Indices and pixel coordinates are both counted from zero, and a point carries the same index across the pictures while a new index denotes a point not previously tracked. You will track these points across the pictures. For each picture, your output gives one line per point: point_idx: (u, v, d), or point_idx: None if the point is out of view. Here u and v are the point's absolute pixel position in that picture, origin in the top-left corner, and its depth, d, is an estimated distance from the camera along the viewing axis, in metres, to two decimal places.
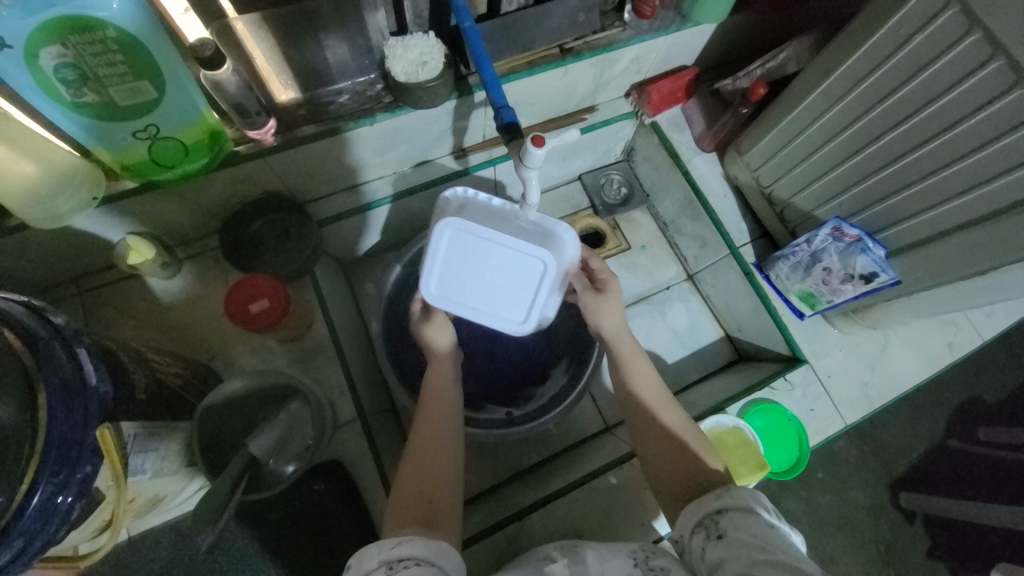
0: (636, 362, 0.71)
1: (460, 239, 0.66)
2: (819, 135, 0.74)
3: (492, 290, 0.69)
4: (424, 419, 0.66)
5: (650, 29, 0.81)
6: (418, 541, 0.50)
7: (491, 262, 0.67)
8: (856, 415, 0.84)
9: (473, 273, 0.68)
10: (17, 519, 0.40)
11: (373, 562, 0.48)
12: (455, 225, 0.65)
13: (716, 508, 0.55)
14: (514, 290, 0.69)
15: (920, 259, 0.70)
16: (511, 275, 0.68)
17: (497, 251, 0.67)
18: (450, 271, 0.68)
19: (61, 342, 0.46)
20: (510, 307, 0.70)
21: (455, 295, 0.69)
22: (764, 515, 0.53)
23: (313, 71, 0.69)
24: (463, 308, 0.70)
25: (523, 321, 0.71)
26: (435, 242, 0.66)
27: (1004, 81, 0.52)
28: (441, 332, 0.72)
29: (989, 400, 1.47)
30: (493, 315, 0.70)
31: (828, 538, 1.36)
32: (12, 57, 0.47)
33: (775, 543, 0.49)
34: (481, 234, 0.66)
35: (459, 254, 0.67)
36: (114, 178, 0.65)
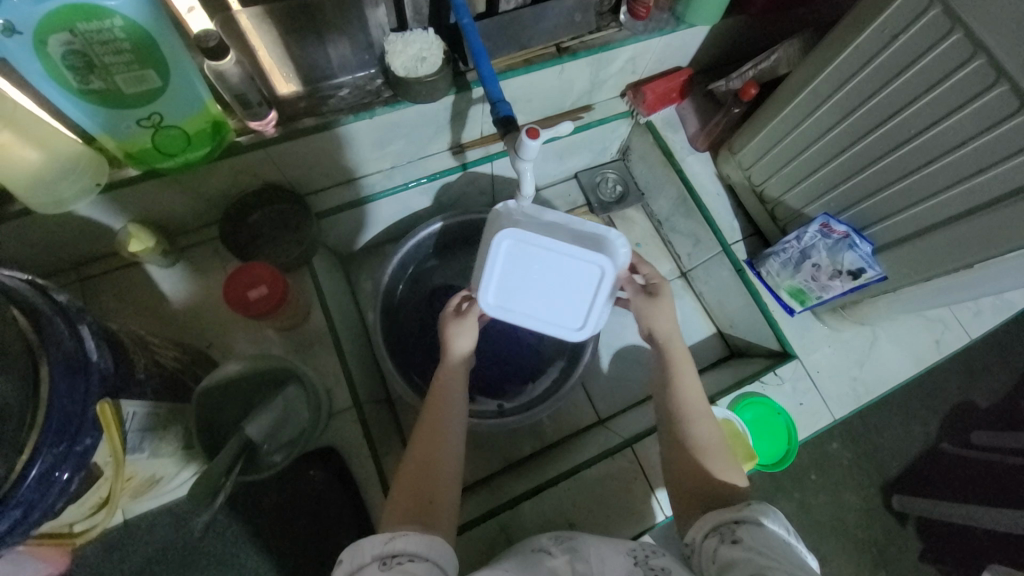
0: (686, 372, 0.68)
1: (517, 250, 0.66)
2: (809, 134, 0.76)
3: (549, 297, 0.70)
4: (426, 422, 0.64)
5: (645, 30, 0.83)
6: (413, 537, 0.49)
7: (549, 272, 0.67)
8: (845, 410, 0.86)
9: (530, 282, 0.68)
10: (17, 487, 0.41)
11: (366, 557, 0.48)
12: (511, 237, 0.64)
13: (735, 518, 0.53)
14: (571, 298, 0.69)
15: (905, 255, 0.71)
16: (570, 283, 0.68)
17: (555, 260, 0.66)
18: (508, 281, 0.69)
19: (64, 319, 0.47)
20: (568, 313, 0.71)
21: (514, 302, 0.71)
22: (782, 533, 0.51)
23: (315, 65, 0.71)
24: (521, 315, 0.71)
25: (581, 327, 0.71)
26: (492, 254, 0.66)
27: (986, 77, 0.54)
28: (462, 335, 0.70)
29: (982, 405, 1.48)
30: (551, 321, 0.72)
31: (821, 539, 1.37)
32: (21, 43, 0.48)
33: (791, 560, 0.47)
34: (539, 245, 0.65)
35: (516, 266, 0.67)
36: (117, 165, 0.66)
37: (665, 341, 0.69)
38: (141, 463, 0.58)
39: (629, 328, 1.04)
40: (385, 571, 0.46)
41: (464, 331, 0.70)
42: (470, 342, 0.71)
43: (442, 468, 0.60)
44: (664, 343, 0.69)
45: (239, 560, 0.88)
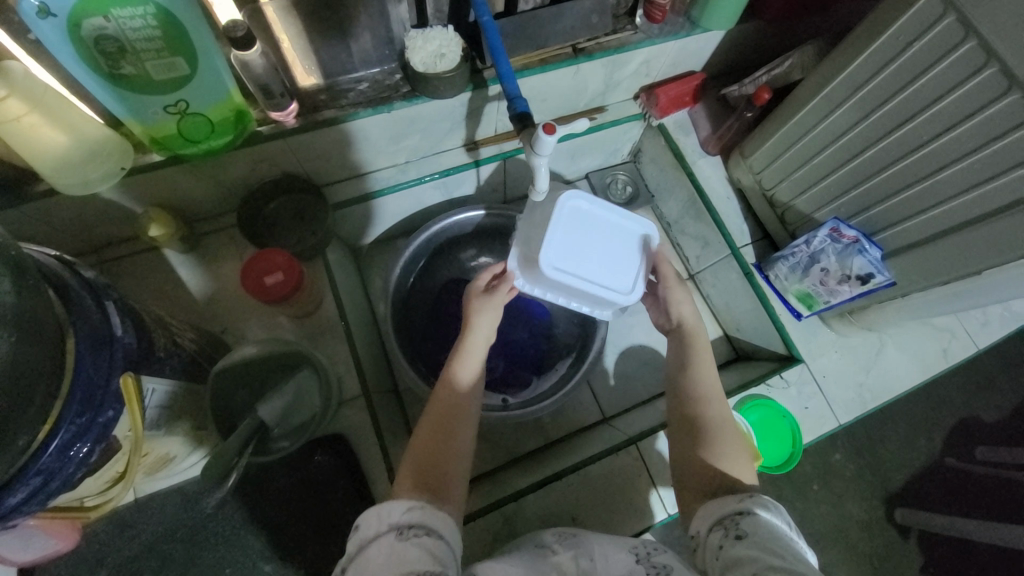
0: (702, 358, 0.71)
1: (578, 206, 0.69)
2: (821, 139, 0.77)
3: (607, 259, 0.70)
4: (440, 396, 0.64)
5: (660, 33, 0.84)
6: (428, 511, 0.50)
7: (608, 233, 0.71)
8: (850, 416, 0.86)
9: (590, 241, 0.69)
10: (39, 456, 0.42)
11: (382, 525, 0.49)
12: (579, 193, 0.68)
13: (739, 510, 0.53)
14: (625, 260, 0.71)
15: (914, 261, 0.72)
16: (623, 245, 0.72)
17: (612, 223, 0.71)
18: (571, 238, 0.68)
19: (90, 295, 0.49)
20: (623, 276, 0.71)
21: (575, 261, 0.68)
22: (784, 529, 0.51)
23: (337, 59, 0.72)
24: (581, 276, 0.68)
25: (635, 291, 0.71)
26: (558, 208, 0.68)
27: (998, 86, 0.54)
28: (483, 314, 0.70)
29: (988, 420, 1.47)
30: (607, 286, 0.70)
31: (822, 549, 1.36)
32: (56, 27, 0.50)
33: (794, 557, 0.47)
34: (601, 204, 0.70)
35: (576, 223, 0.69)
36: (142, 151, 0.68)
37: (690, 328, 0.75)
38: (157, 440, 0.59)
39: (635, 328, 1.04)
40: (402, 540, 0.48)
41: (485, 310, 0.70)
42: (492, 322, 0.71)
43: (454, 440, 0.61)
44: (688, 329, 0.75)
45: (243, 547, 0.89)
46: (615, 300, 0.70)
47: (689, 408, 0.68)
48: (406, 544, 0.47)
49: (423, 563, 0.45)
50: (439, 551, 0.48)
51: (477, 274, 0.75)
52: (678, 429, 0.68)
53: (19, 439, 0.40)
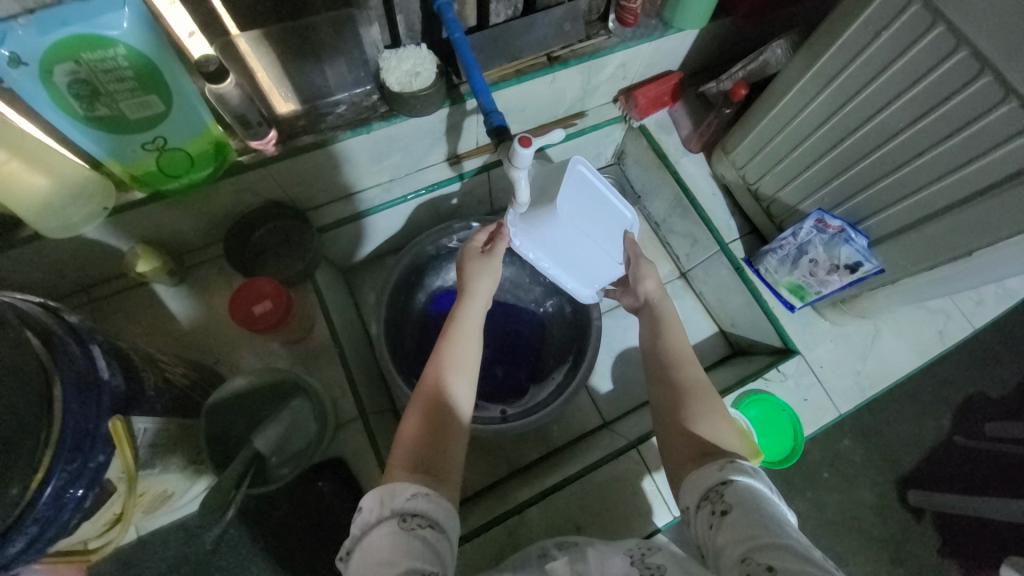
0: (673, 328, 0.74)
1: (582, 178, 0.74)
2: (799, 131, 0.77)
3: (603, 226, 0.78)
4: (432, 379, 0.62)
5: (634, 36, 0.85)
6: (432, 499, 0.50)
7: (602, 205, 0.78)
8: (850, 404, 0.86)
9: (591, 208, 0.76)
10: (33, 505, 0.42)
11: (386, 510, 0.48)
12: (586, 162, 0.73)
13: (722, 480, 0.52)
14: (614, 231, 0.80)
15: (902, 245, 0.72)
16: (611, 220, 0.80)
17: (602, 199, 0.78)
18: (578, 201, 0.73)
19: (76, 339, 0.49)
20: (612, 245, 0.80)
21: (582, 221, 0.74)
22: (766, 491, 0.51)
23: (312, 84, 0.73)
24: (585, 234, 0.76)
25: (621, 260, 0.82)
26: (569, 173, 0.71)
27: (970, 68, 0.54)
28: (483, 276, 0.73)
29: (994, 396, 1.46)
30: (601, 248, 0.79)
31: (836, 538, 1.35)
32: (28, 74, 0.50)
33: (779, 525, 0.47)
34: (599, 178, 0.76)
35: (580, 192, 0.74)
36: (123, 189, 0.68)
37: (657, 302, 0.78)
38: (153, 478, 0.58)
39: (630, 330, 1.04)
40: (404, 529, 0.47)
41: (484, 271, 0.73)
42: (490, 283, 0.74)
43: (453, 415, 0.60)
44: (657, 304, 0.77)
45: None
46: (607, 264, 0.81)
47: (667, 372, 0.68)
48: (407, 533, 0.46)
49: (425, 561, 0.44)
50: (438, 540, 0.47)
51: (474, 235, 0.79)
52: (660, 391, 0.67)
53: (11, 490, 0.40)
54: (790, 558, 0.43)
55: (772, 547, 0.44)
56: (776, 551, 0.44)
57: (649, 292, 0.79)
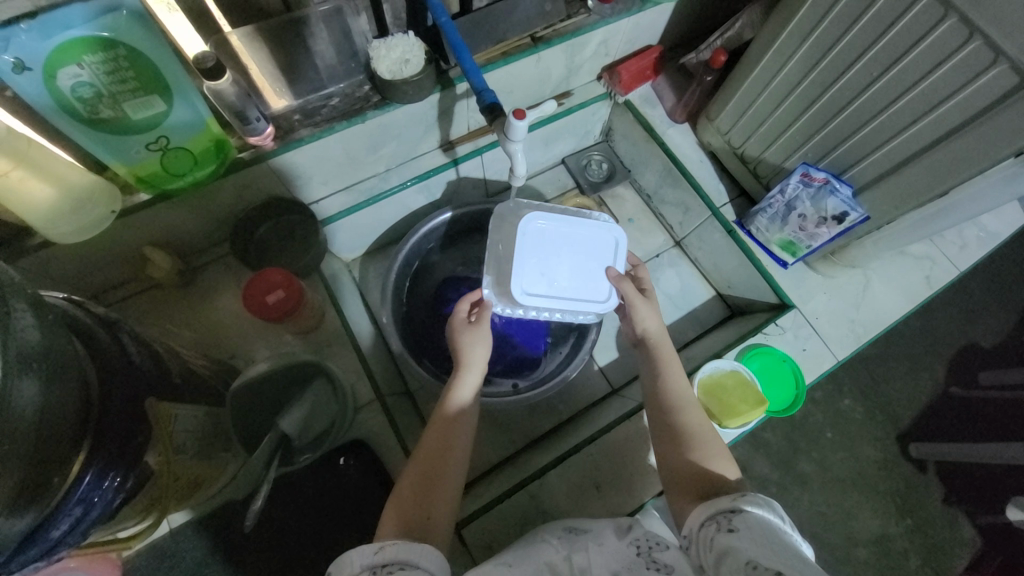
0: (670, 366, 0.73)
1: (539, 230, 0.73)
2: (780, 90, 0.80)
3: (581, 270, 0.75)
4: (429, 446, 0.64)
5: (613, 11, 0.87)
6: (398, 548, 0.51)
7: (573, 246, 0.75)
8: (847, 351, 0.89)
9: (561, 256, 0.74)
10: (73, 491, 0.44)
11: (356, 568, 0.49)
12: (538, 215, 0.73)
13: (732, 507, 0.55)
14: (598, 269, 0.76)
15: (884, 191, 0.75)
16: (588, 258, 0.75)
17: (572, 237, 0.75)
18: (540, 260, 0.73)
19: (105, 331, 0.51)
20: (593, 288, 0.75)
21: (547, 283, 0.73)
22: (778, 522, 0.53)
23: (306, 77, 0.74)
24: (555, 297, 0.72)
25: (607, 299, 0.75)
26: (519, 238, 0.72)
27: (935, 12, 0.57)
28: (475, 344, 0.71)
29: (986, 346, 1.51)
30: (580, 298, 0.74)
31: (844, 495, 1.39)
32: (33, 79, 0.51)
33: (786, 549, 0.48)
34: (561, 221, 0.74)
35: (537, 248, 0.73)
36: (129, 192, 0.69)
37: (655, 339, 0.75)
38: (187, 464, 0.60)
39: None
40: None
41: (478, 339, 0.71)
42: (484, 351, 0.72)
43: (446, 481, 0.62)
44: (656, 341, 0.75)
45: None
46: (598, 309, 0.75)
47: (669, 415, 0.70)
48: None
49: None
50: None
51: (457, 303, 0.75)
52: (661, 436, 0.70)
53: (56, 476, 0.42)
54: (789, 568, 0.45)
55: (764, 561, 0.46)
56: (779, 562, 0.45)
57: (649, 330, 0.75)
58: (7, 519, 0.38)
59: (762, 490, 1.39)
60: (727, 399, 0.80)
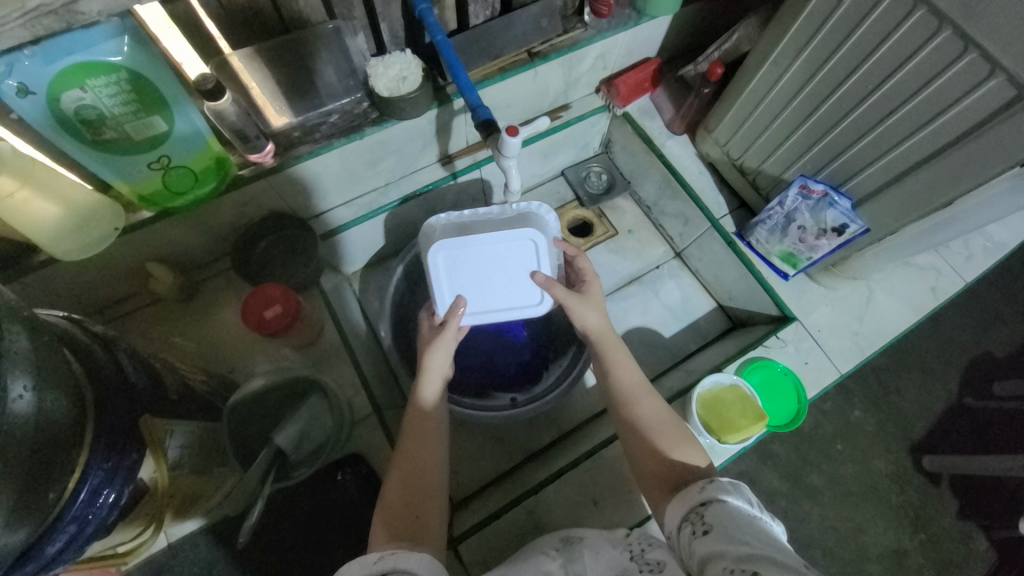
0: (617, 359, 0.75)
1: (453, 256, 0.75)
2: (777, 102, 0.80)
3: (508, 283, 0.78)
4: (407, 448, 0.66)
5: (609, 26, 0.88)
6: (400, 556, 0.52)
7: (491, 260, 0.76)
8: (850, 363, 0.88)
9: (484, 275, 0.77)
10: (69, 506, 0.45)
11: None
12: (446, 244, 0.73)
13: (700, 502, 0.56)
14: (524, 277, 0.77)
15: (884, 203, 0.74)
16: (509, 268, 0.77)
17: (489, 252, 0.75)
18: (461, 282, 0.77)
19: (103, 348, 0.52)
20: (524, 294, 0.79)
21: (480, 302, 0.79)
22: (746, 507, 0.54)
23: (305, 95, 0.76)
24: (491, 312, 0.80)
25: (542, 300, 0.80)
26: (434, 269, 0.75)
27: (930, 24, 0.57)
28: (437, 353, 0.72)
29: (1000, 355, 1.48)
30: (515, 307, 0.80)
31: (855, 509, 1.36)
32: (36, 102, 0.53)
33: (757, 535, 0.49)
34: (471, 242, 0.74)
35: (456, 272, 0.76)
36: (132, 209, 0.71)
37: (597, 336, 0.76)
38: (183, 478, 0.60)
39: (631, 311, 1.08)
40: None
41: (440, 348, 0.72)
42: (444, 359, 0.73)
43: (428, 481, 0.64)
44: (597, 339, 0.76)
45: None
46: (528, 313, 0.81)
47: (625, 409, 0.71)
48: None
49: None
50: None
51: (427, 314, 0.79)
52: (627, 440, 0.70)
53: (53, 490, 0.43)
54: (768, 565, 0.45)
55: (746, 559, 0.46)
56: (758, 559, 0.46)
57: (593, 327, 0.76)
58: (3, 534, 0.39)
59: (770, 503, 1.36)
60: (727, 414, 0.79)
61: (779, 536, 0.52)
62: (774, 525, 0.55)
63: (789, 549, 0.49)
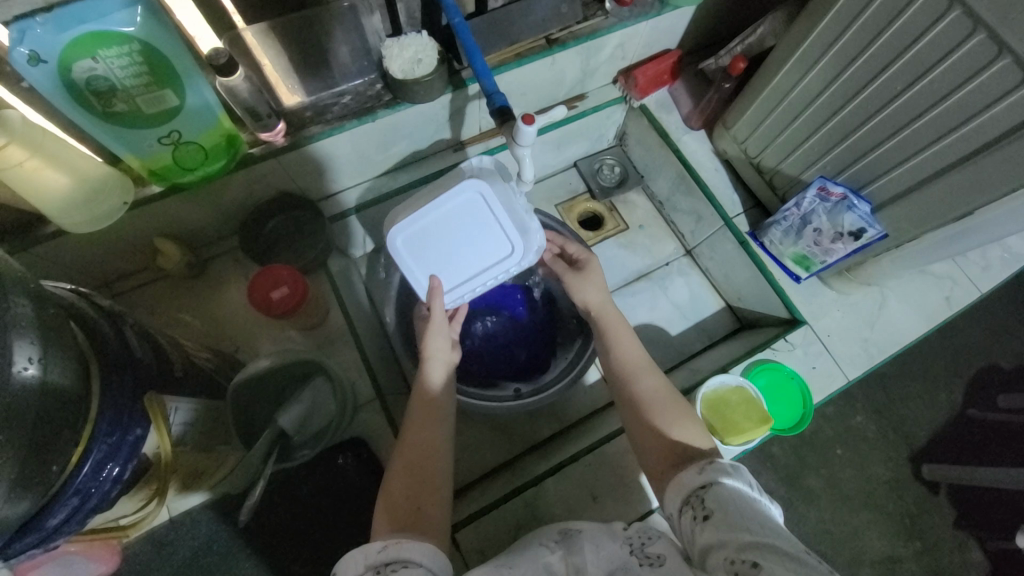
0: (621, 341, 0.76)
1: (412, 235, 0.74)
2: (800, 101, 0.78)
3: (474, 243, 0.75)
4: (410, 438, 0.66)
5: (631, 14, 0.85)
6: (405, 545, 0.51)
7: (449, 224, 0.74)
8: (858, 371, 0.87)
9: (450, 245, 0.75)
10: (72, 480, 0.45)
11: (360, 567, 0.50)
12: (400, 225, 0.73)
13: (700, 485, 0.56)
14: (485, 232, 0.74)
15: (904, 209, 0.72)
16: (470, 227, 0.74)
17: (443, 217, 0.73)
18: (431, 260, 0.75)
19: (110, 323, 0.52)
20: (497, 248, 0.75)
21: (458, 276, 0.76)
22: (745, 489, 0.54)
23: (318, 75, 0.74)
24: (475, 280, 0.76)
25: (517, 248, 0.75)
26: (398, 255, 0.74)
27: (964, 27, 0.55)
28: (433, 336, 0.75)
29: (1007, 367, 1.46)
30: (493, 266, 0.76)
31: (851, 514, 1.35)
32: (47, 72, 0.52)
33: (758, 522, 0.49)
34: (420, 216, 0.73)
35: (422, 251, 0.75)
36: (141, 183, 0.70)
37: (597, 311, 0.80)
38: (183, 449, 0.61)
39: (639, 308, 1.07)
40: None
41: (437, 332, 0.74)
42: (444, 341, 0.75)
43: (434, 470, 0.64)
44: (599, 315, 0.80)
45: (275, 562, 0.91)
46: (510, 268, 0.76)
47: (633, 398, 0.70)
48: None
49: None
50: None
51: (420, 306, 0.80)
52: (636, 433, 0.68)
53: (56, 464, 0.43)
54: (772, 560, 0.44)
55: (750, 551, 0.46)
56: (759, 550, 0.46)
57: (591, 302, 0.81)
58: (5, 506, 0.39)
59: None
60: (731, 415, 0.78)
61: (777, 518, 0.52)
62: (772, 507, 0.55)
63: (789, 534, 0.49)
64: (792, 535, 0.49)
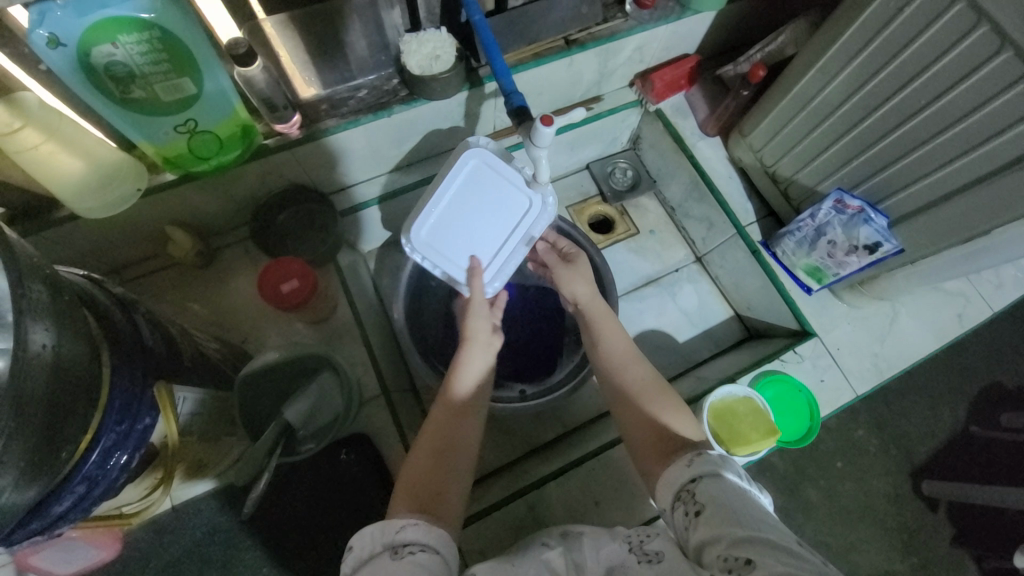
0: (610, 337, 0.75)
1: (432, 227, 0.74)
2: (819, 111, 0.77)
3: (494, 211, 0.75)
4: (437, 422, 0.66)
5: (651, 18, 0.85)
6: (421, 527, 0.52)
7: (464, 201, 0.74)
8: (868, 386, 0.86)
9: (473, 222, 0.75)
10: (81, 467, 0.46)
11: (377, 545, 0.50)
12: (417, 222, 0.73)
13: (690, 478, 0.54)
14: (500, 197, 0.74)
15: (922, 224, 0.72)
16: (485, 197, 0.74)
17: (457, 198, 0.73)
18: (460, 244, 0.75)
19: (121, 310, 0.52)
20: (515, 207, 0.75)
21: (492, 251, 0.77)
22: (737, 480, 0.53)
23: (335, 69, 0.74)
24: (508, 247, 0.77)
25: (533, 199, 0.75)
26: (423, 252, 0.74)
27: (993, 43, 0.54)
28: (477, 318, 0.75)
29: (1012, 386, 1.45)
30: (518, 227, 0.76)
31: (850, 527, 1.35)
32: (66, 55, 0.52)
33: (750, 516, 0.48)
34: (433, 206, 0.73)
35: (449, 238, 0.75)
36: (155, 170, 0.70)
37: (585, 305, 0.79)
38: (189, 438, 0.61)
39: (646, 313, 1.07)
40: (396, 559, 0.48)
41: (478, 314, 0.74)
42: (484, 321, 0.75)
43: (456, 453, 0.63)
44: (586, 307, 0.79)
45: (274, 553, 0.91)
46: (535, 221, 0.76)
47: (631, 397, 0.68)
48: (401, 562, 0.48)
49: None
50: (431, 564, 0.49)
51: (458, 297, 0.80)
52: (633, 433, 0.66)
53: (65, 450, 0.43)
54: (766, 556, 0.44)
55: (748, 546, 0.45)
56: (754, 545, 0.45)
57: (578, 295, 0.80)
58: (15, 491, 0.39)
59: None
60: (737, 425, 0.77)
61: (765, 506, 0.52)
62: (761, 495, 0.54)
63: (783, 527, 0.49)
64: (785, 527, 0.49)
